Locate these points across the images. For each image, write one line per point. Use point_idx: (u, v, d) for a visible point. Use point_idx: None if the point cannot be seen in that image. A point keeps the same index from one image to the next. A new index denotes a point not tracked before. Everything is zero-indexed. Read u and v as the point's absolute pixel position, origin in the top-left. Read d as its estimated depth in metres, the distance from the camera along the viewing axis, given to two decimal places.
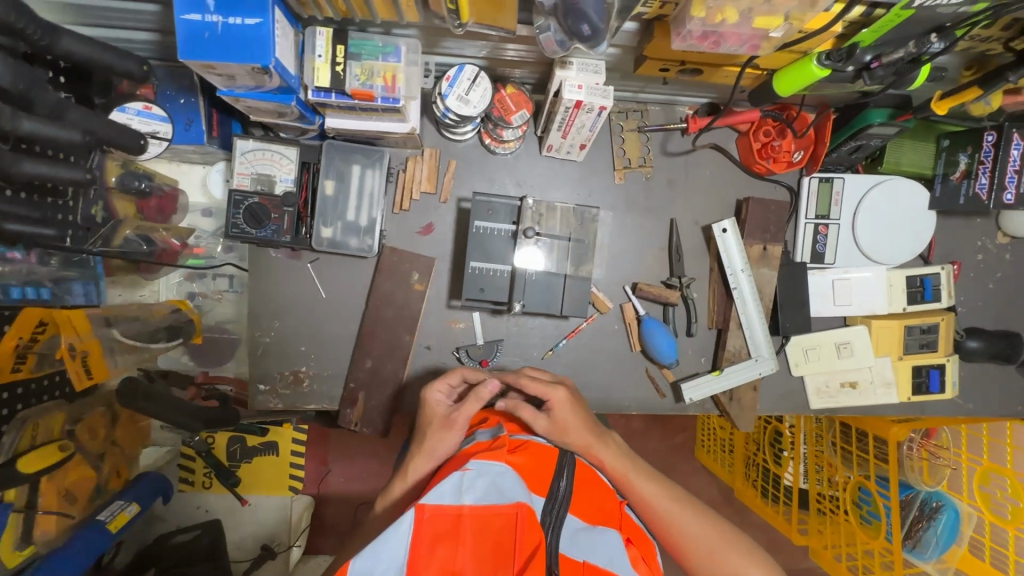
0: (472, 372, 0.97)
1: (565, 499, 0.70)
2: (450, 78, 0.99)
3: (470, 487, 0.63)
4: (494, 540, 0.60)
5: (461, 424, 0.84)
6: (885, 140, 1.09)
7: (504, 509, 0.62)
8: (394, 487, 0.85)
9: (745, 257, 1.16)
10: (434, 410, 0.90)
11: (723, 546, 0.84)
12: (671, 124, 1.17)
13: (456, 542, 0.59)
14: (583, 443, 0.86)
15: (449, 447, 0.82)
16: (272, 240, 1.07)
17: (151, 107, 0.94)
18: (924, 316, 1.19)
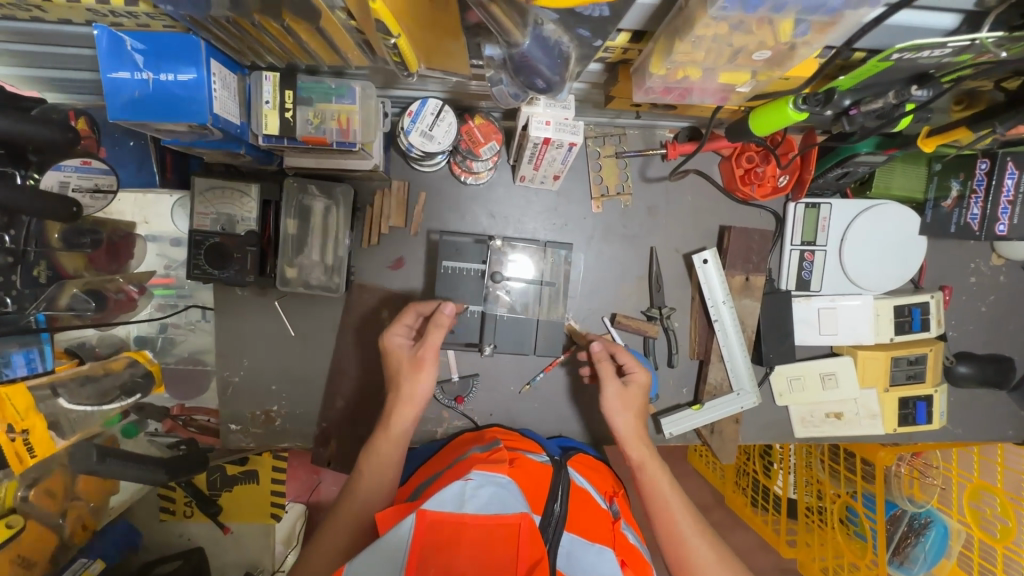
0: (424, 305, 1.01)
1: (559, 518, 0.79)
2: (413, 113, 0.94)
3: (473, 500, 0.69)
4: (493, 549, 0.64)
5: (430, 364, 0.92)
6: (873, 166, 1.04)
7: (507, 518, 0.66)
8: (378, 442, 0.89)
9: (726, 288, 1.12)
10: (399, 356, 0.94)
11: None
12: (651, 150, 1.11)
13: (454, 546, 0.64)
14: (640, 447, 0.95)
15: (426, 388, 0.91)
16: (236, 280, 1.02)
17: (90, 160, 0.81)
18: (913, 347, 1.16)
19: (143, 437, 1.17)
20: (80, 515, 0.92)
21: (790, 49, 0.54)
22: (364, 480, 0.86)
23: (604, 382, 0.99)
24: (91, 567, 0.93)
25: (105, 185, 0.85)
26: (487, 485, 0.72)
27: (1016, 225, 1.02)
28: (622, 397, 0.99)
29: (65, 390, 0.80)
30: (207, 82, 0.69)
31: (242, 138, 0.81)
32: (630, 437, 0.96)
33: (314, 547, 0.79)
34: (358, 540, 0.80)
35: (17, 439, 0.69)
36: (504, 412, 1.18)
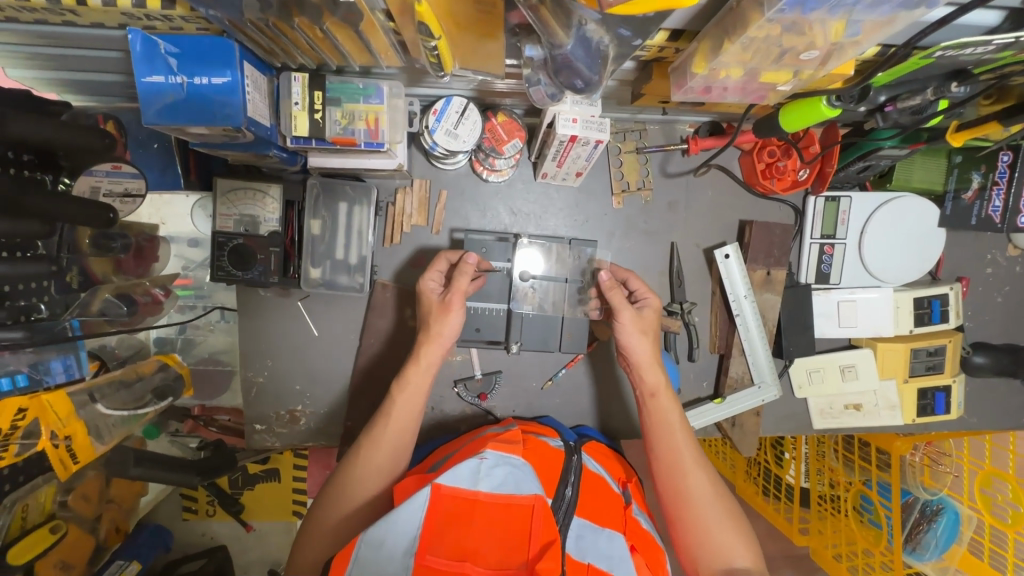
0: (454, 254, 1.02)
1: (570, 504, 0.86)
2: (437, 111, 0.93)
3: (487, 480, 0.79)
4: (506, 527, 0.73)
5: (458, 305, 0.93)
6: (895, 160, 1.04)
7: (519, 500, 0.76)
8: (410, 372, 0.91)
9: (748, 282, 1.13)
10: (428, 297, 0.97)
11: (718, 526, 0.89)
12: (671, 145, 1.10)
13: (467, 521, 0.73)
14: (657, 375, 1.00)
15: (453, 328, 0.94)
16: (260, 281, 1.01)
17: (120, 165, 0.79)
18: (931, 338, 1.17)
19: (164, 437, 1.16)
20: (114, 517, 0.93)
21: (838, 49, 0.55)
22: (395, 409, 0.89)
23: (619, 309, 0.99)
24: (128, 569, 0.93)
25: (133, 188, 0.84)
26: (502, 465, 0.82)
27: None
28: (636, 321, 1.00)
29: (101, 396, 0.79)
30: (240, 85, 0.69)
31: (271, 140, 0.80)
32: (646, 363, 1.00)
33: (353, 467, 0.85)
34: (393, 461, 0.87)
35: (60, 446, 0.70)
36: (527, 408, 1.19)
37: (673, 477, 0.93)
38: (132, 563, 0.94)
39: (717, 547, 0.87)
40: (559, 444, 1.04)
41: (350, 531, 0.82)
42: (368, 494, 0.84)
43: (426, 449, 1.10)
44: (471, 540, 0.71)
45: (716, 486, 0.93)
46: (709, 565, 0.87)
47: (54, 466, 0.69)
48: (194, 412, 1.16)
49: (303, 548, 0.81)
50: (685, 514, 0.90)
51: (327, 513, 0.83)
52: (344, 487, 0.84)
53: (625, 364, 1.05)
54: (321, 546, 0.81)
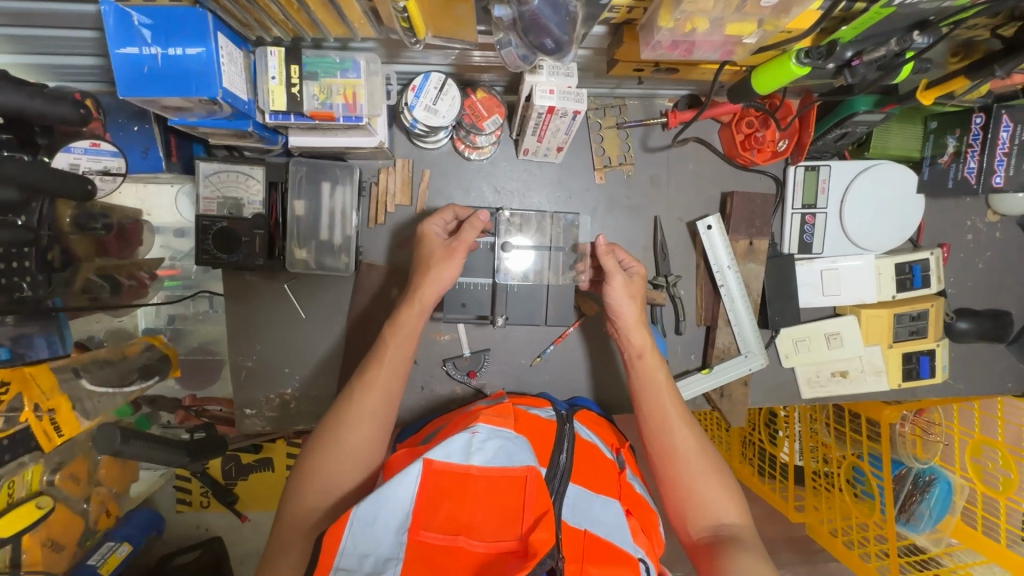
0: (463, 210, 1.01)
1: (564, 472, 0.86)
2: (416, 87, 0.94)
3: (480, 453, 0.79)
4: (500, 498, 0.74)
5: (462, 255, 0.92)
6: (871, 126, 1.05)
7: (512, 472, 0.76)
8: (404, 312, 0.90)
9: (731, 253, 1.14)
10: (432, 242, 0.95)
11: (706, 482, 0.89)
12: (651, 120, 1.12)
13: (461, 495, 0.75)
14: (643, 338, 1.00)
15: (446, 284, 0.92)
16: (245, 263, 1.03)
17: (99, 143, 0.80)
18: (913, 303, 1.18)
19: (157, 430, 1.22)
20: (103, 501, 0.93)
21: None
22: (389, 352, 0.88)
23: (611, 274, 0.99)
24: (119, 551, 0.93)
25: (114, 167, 0.84)
26: (494, 438, 0.81)
27: (1012, 177, 1.03)
28: (628, 287, 1.00)
29: (87, 372, 0.82)
30: (217, 57, 0.69)
31: (249, 114, 0.81)
32: (632, 325, 1.00)
33: (346, 412, 0.83)
34: (387, 406, 0.85)
35: (43, 418, 0.73)
36: (517, 385, 1.19)
37: (660, 441, 0.94)
38: (122, 545, 0.94)
39: (704, 504, 0.88)
40: (550, 415, 1.04)
41: (344, 476, 0.80)
42: (361, 439, 0.82)
43: (415, 428, 1.10)
44: (464, 515, 0.73)
45: (704, 447, 0.93)
46: (697, 522, 0.88)
47: (38, 437, 0.72)
48: (184, 403, 1.15)
49: (293, 497, 0.79)
50: (674, 472, 0.91)
51: (319, 461, 0.80)
52: (337, 432, 0.82)
53: (614, 328, 1.05)
54: (312, 492, 0.78)
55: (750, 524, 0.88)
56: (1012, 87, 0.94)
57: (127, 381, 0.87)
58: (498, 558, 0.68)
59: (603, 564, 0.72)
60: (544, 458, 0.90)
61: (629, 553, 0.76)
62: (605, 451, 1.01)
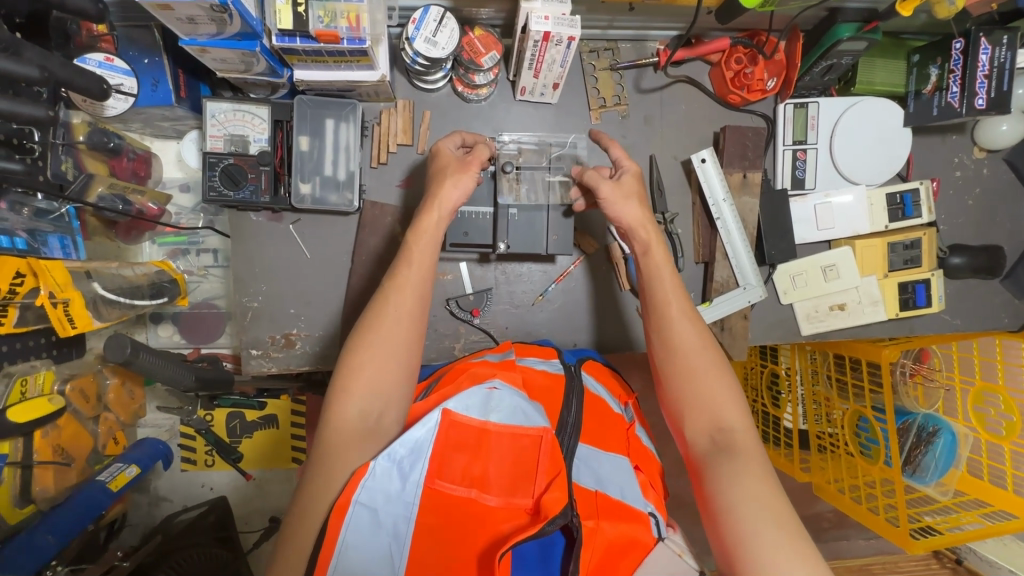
0: (471, 136, 1.05)
1: (574, 428, 0.86)
2: (416, 20, 0.99)
3: (498, 410, 0.80)
4: (516, 455, 0.77)
5: (476, 168, 0.97)
6: (856, 57, 1.09)
7: (528, 432, 0.78)
8: (423, 217, 0.93)
9: (726, 186, 1.16)
10: (447, 156, 0.99)
11: (711, 385, 0.81)
12: (643, 60, 1.16)
13: (477, 448, 0.77)
14: (649, 234, 0.93)
15: (464, 190, 0.95)
16: (251, 201, 1.07)
17: (113, 59, 0.92)
18: (906, 233, 1.21)
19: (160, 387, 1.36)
20: (111, 427, 1.03)
21: None
22: (415, 257, 0.90)
23: (595, 186, 0.95)
24: (127, 471, 1.00)
25: (126, 87, 0.93)
26: (511, 396, 0.82)
27: (994, 98, 1.06)
28: (621, 188, 0.95)
29: (99, 277, 0.87)
30: None
31: (257, 33, 0.84)
32: (635, 223, 0.93)
33: (384, 312, 0.85)
34: (419, 304, 0.87)
35: (58, 305, 0.78)
36: (520, 325, 1.20)
37: (663, 342, 0.87)
38: (131, 465, 1.01)
39: (707, 410, 0.80)
40: (558, 368, 1.02)
41: (391, 373, 0.82)
42: (402, 338, 0.84)
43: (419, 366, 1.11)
44: (479, 468, 0.76)
45: (709, 348, 0.85)
46: (698, 425, 0.81)
47: (53, 323, 0.77)
48: (187, 356, 1.28)
49: (339, 400, 0.80)
50: (676, 373, 0.84)
51: (363, 362, 0.82)
52: (377, 332, 0.83)
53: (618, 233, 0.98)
54: (360, 392, 0.80)
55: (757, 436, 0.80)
56: (987, 7, 0.98)
57: (138, 297, 0.93)
58: (512, 515, 0.71)
59: (617, 520, 0.73)
60: (554, 416, 0.90)
61: (637, 509, 0.78)
62: (613, 405, 1.00)
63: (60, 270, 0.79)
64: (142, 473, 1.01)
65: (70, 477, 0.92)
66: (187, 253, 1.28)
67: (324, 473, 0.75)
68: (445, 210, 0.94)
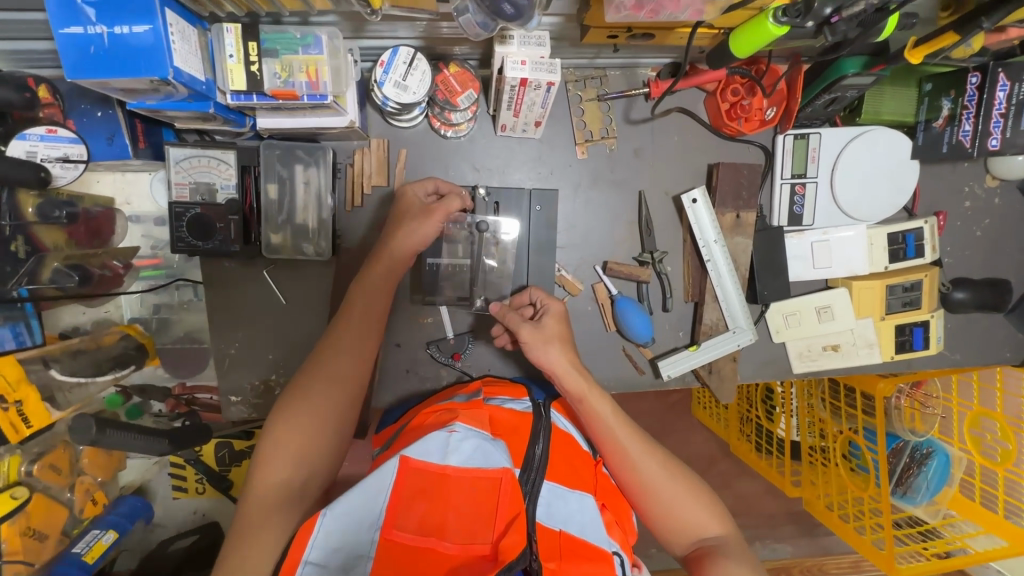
0: (446, 184, 1.02)
1: (538, 468, 0.84)
2: (384, 63, 0.92)
3: (456, 453, 0.78)
4: (474, 500, 0.74)
5: (439, 219, 0.95)
6: (862, 90, 1.02)
7: (489, 473, 0.75)
8: (372, 270, 0.94)
9: (717, 227, 1.11)
10: (411, 203, 0.98)
11: (681, 503, 0.90)
12: (633, 90, 1.08)
13: (436, 495, 0.74)
14: (580, 381, 0.92)
15: (418, 240, 0.94)
16: (222, 250, 1.02)
17: (56, 129, 0.86)
18: (907, 274, 1.15)
19: (146, 419, 1.17)
20: (87, 489, 1.03)
21: None
22: (354, 312, 0.92)
23: (516, 330, 0.94)
24: (103, 538, 1.05)
25: (75, 154, 0.88)
26: (470, 437, 0.80)
27: (1009, 138, 1.01)
28: (539, 334, 0.94)
29: (57, 362, 0.95)
30: (163, 34, 0.67)
31: (209, 95, 0.78)
32: (561, 370, 0.91)
33: (312, 375, 0.85)
34: (360, 367, 0.88)
35: (12, 408, 0.84)
36: (503, 367, 1.18)
37: (626, 476, 0.92)
38: (107, 533, 1.06)
39: (686, 525, 0.89)
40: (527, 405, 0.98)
41: (320, 440, 0.81)
42: (332, 403, 0.83)
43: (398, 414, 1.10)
44: (438, 517, 0.72)
45: (670, 468, 0.92)
46: (682, 539, 0.90)
47: (7, 427, 0.82)
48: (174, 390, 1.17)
49: (264, 471, 0.77)
50: (648, 502, 0.91)
51: (288, 426, 0.80)
52: (307, 395, 0.82)
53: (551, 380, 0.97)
54: (284, 460, 0.78)
55: (730, 522, 0.91)
56: (1007, 43, 0.91)
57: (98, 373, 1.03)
58: (471, 561, 0.68)
59: (580, 562, 0.73)
60: (519, 454, 0.87)
61: (602, 549, 0.76)
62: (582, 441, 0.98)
63: (14, 368, 0.84)
64: (118, 539, 1.07)
65: (38, 560, 0.90)
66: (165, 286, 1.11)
67: (254, 546, 0.72)
68: (396, 263, 0.95)
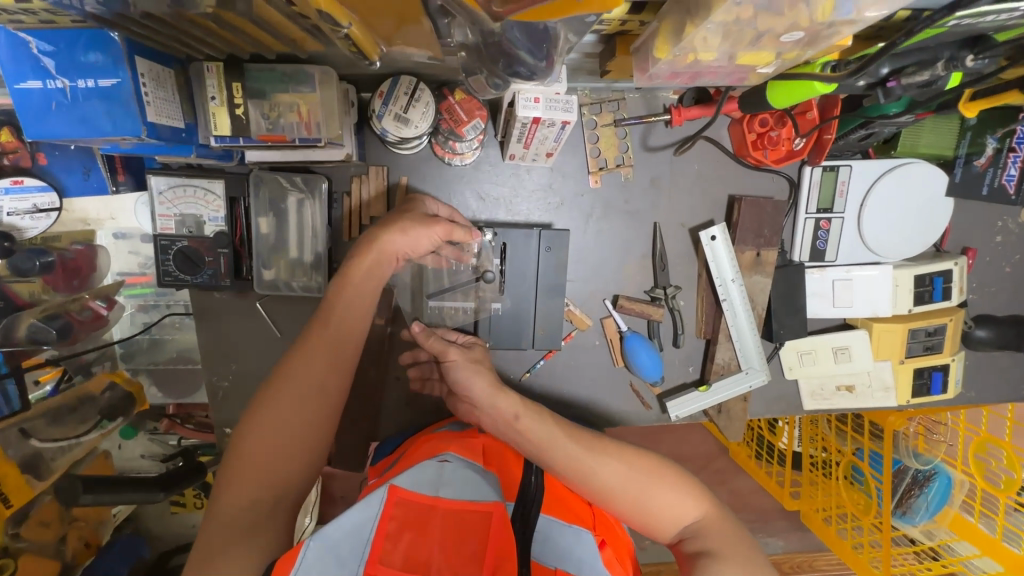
0: (444, 209, 0.91)
1: (534, 501, 0.72)
2: (384, 94, 0.84)
3: (450, 484, 0.66)
4: (462, 534, 0.60)
5: (440, 228, 0.83)
6: (900, 126, 0.93)
7: (480, 506, 0.63)
8: (354, 263, 0.78)
9: (736, 265, 1.05)
10: (417, 210, 0.86)
11: (652, 493, 0.76)
12: (652, 116, 1.00)
13: (422, 530, 0.59)
14: (512, 399, 0.82)
15: (410, 239, 0.81)
16: (211, 285, 0.95)
17: (21, 179, 0.87)
18: (931, 317, 1.11)
19: (143, 436, 1.15)
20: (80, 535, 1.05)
21: (828, 28, 0.54)
22: (333, 314, 0.74)
23: (442, 352, 0.88)
24: None
25: (44, 203, 0.90)
26: (463, 468, 0.70)
27: None
28: (465, 361, 0.88)
29: (35, 430, 0.91)
30: (132, 85, 0.61)
31: (190, 140, 0.71)
32: (484, 400, 0.83)
33: (283, 377, 0.69)
34: (339, 370, 0.72)
35: None
36: None
37: (584, 485, 0.77)
38: None
39: (664, 517, 0.76)
40: None
41: (294, 455, 0.66)
42: (310, 413, 0.68)
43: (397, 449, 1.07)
44: (422, 552, 0.57)
45: (631, 459, 0.78)
46: (662, 531, 0.77)
47: None
48: (170, 409, 1.14)
49: (226, 495, 0.62)
50: (615, 506, 0.76)
51: (256, 440, 0.65)
52: (277, 403, 0.67)
53: (470, 408, 0.89)
54: (250, 481, 0.63)
55: (716, 505, 0.79)
56: None
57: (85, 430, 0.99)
58: None
59: None
60: (512, 489, 0.76)
61: None
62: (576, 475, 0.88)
63: None
64: None
65: None
66: (157, 305, 1.06)
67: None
68: (385, 258, 0.80)
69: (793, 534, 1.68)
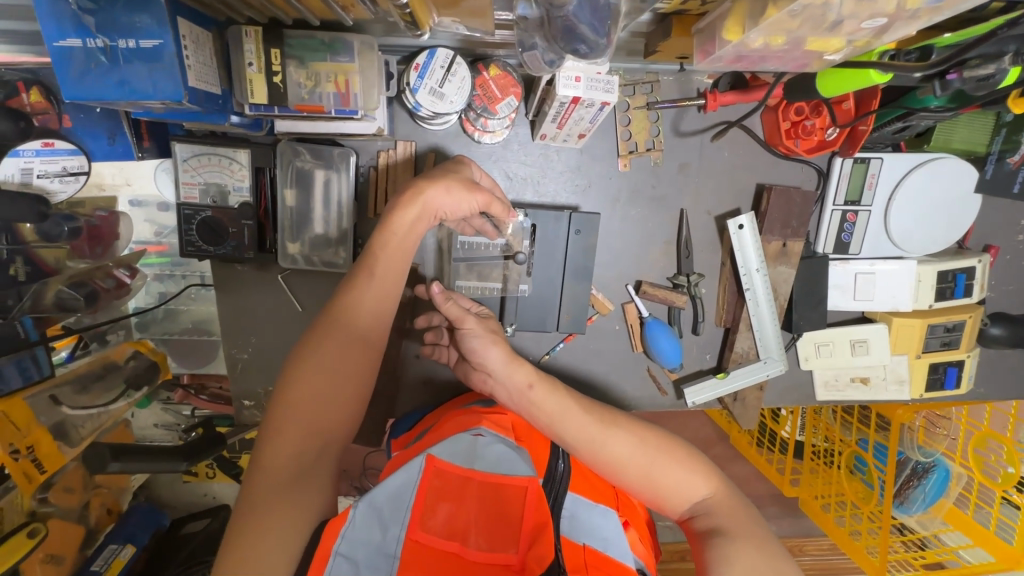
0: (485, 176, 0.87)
1: (563, 479, 0.72)
2: (420, 66, 0.82)
3: (483, 457, 0.67)
4: (497, 504, 0.61)
5: (484, 194, 0.79)
6: (937, 119, 0.92)
7: (512, 479, 0.63)
8: (397, 212, 0.74)
9: (761, 255, 1.05)
10: (465, 171, 0.82)
11: (662, 470, 0.74)
12: (686, 100, 0.98)
13: (458, 499, 0.61)
14: (525, 370, 0.80)
15: (454, 198, 0.77)
16: (234, 256, 0.94)
17: (51, 142, 0.81)
18: (950, 314, 1.12)
19: (156, 406, 1.17)
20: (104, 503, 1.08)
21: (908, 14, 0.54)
22: (375, 270, 0.73)
23: (460, 319, 0.83)
24: (121, 554, 1.06)
25: (73, 166, 0.85)
26: (498, 442, 0.70)
27: None
28: (484, 328, 0.84)
29: (64, 396, 0.92)
30: (174, 48, 0.59)
31: (226, 108, 0.70)
32: (501, 367, 0.80)
33: (329, 330, 0.69)
34: (379, 328, 0.72)
35: (23, 457, 0.83)
36: None
37: (594, 461, 0.76)
38: (125, 547, 1.08)
39: (674, 493, 0.74)
40: None
41: (340, 407, 0.66)
42: (355, 366, 0.68)
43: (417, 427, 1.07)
44: (458, 521, 0.58)
45: (641, 434, 0.76)
46: (670, 508, 0.75)
47: (18, 475, 0.83)
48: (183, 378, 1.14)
49: (274, 440, 0.61)
50: (625, 481, 0.75)
51: (303, 389, 0.64)
52: (327, 354, 0.67)
53: (483, 377, 0.85)
54: (299, 430, 0.62)
55: (725, 482, 0.77)
56: None
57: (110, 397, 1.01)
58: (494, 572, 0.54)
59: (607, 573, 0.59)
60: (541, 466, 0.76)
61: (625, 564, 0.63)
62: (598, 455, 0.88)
63: (22, 412, 0.83)
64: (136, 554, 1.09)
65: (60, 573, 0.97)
66: (174, 275, 1.06)
67: (265, 530, 0.54)
68: (426, 215, 0.76)
69: (784, 519, 1.73)
